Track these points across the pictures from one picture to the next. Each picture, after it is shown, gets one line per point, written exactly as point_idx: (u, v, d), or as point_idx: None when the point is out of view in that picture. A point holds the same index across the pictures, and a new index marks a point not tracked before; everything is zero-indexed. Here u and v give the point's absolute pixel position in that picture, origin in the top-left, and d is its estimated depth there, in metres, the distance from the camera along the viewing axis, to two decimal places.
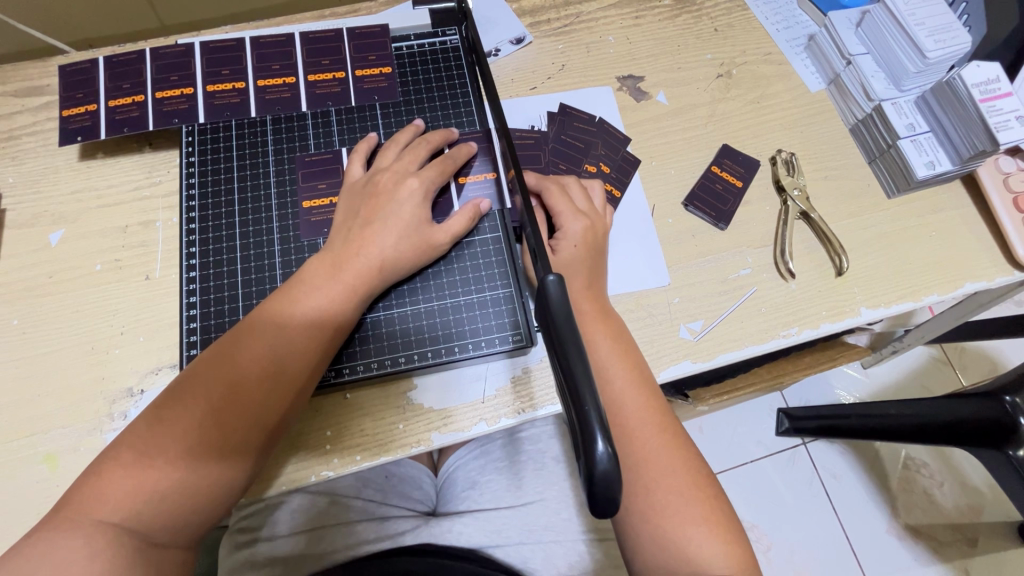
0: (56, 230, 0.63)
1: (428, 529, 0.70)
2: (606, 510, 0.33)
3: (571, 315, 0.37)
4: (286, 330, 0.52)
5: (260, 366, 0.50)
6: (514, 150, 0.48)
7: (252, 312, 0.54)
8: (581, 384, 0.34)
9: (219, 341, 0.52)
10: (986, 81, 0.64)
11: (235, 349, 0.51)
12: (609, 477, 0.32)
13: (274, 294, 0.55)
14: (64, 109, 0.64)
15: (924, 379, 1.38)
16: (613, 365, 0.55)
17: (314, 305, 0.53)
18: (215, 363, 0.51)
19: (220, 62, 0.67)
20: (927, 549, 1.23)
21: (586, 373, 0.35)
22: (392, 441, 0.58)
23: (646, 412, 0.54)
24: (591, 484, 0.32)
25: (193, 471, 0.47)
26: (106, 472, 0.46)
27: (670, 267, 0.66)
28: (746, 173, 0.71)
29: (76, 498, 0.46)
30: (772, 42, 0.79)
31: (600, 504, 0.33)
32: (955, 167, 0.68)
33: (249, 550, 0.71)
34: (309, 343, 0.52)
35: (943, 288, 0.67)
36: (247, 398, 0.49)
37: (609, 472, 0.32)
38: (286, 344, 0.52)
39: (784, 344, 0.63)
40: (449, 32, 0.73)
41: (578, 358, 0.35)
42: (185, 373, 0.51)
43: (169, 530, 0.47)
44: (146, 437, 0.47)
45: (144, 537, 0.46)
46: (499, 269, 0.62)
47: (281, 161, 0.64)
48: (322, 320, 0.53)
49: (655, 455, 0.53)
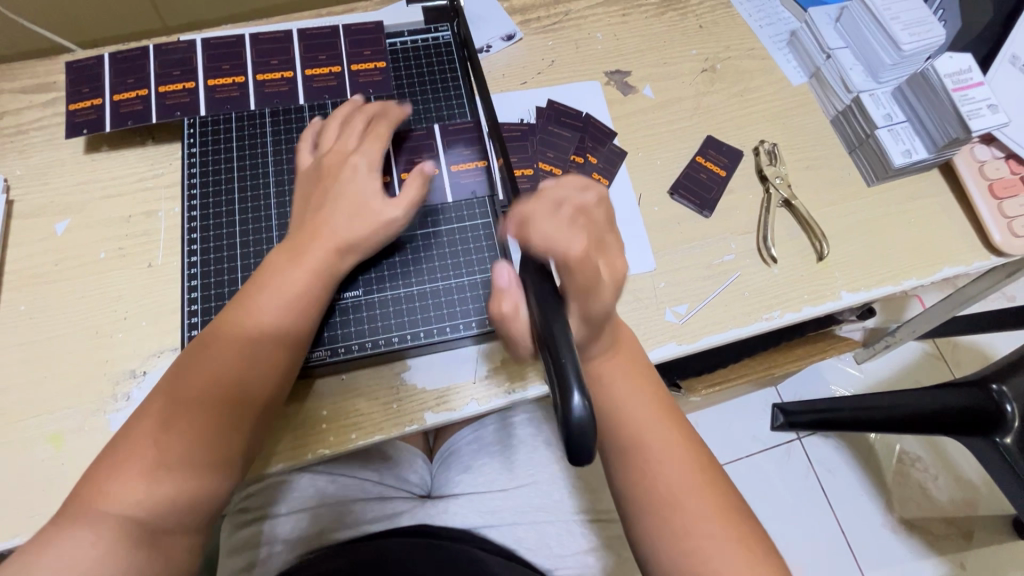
0: (63, 220, 0.66)
1: (424, 510, 0.72)
2: (582, 457, 0.35)
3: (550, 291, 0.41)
4: (263, 319, 0.54)
5: (234, 355, 0.52)
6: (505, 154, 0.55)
7: (226, 308, 0.56)
8: (561, 343, 0.37)
9: (199, 337, 0.55)
10: (958, 72, 0.67)
11: (213, 342, 0.53)
12: (585, 423, 0.34)
13: (246, 286, 0.57)
14: (71, 104, 0.67)
15: (915, 372, 1.40)
16: (621, 386, 0.53)
17: (289, 293, 0.55)
18: (194, 355, 0.53)
19: (221, 57, 0.69)
20: (919, 540, 1.24)
21: (565, 333, 0.38)
22: (388, 420, 0.60)
23: (662, 433, 0.52)
24: (568, 431, 0.34)
25: (188, 454, 0.49)
26: (105, 468, 0.48)
27: (656, 253, 0.68)
28: (730, 163, 0.73)
29: (79, 495, 0.47)
30: (755, 38, 0.81)
31: (578, 452, 0.34)
32: (930, 155, 0.70)
33: (250, 529, 0.73)
34: (285, 329, 0.55)
35: (920, 273, 0.69)
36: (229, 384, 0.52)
37: (582, 416, 0.34)
38: (262, 333, 0.54)
39: (767, 326, 0.66)
40: (440, 28, 0.75)
41: (556, 318, 0.39)
42: (169, 370, 0.53)
43: (171, 515, 0.47)
44: (144, 428, 0.49)
45: (146, 523, 0.46)
46: (489, 252, 0.65)
47: (279, 152, 0.67)
48: (295, 303, 0.55)
49: (679, 480, 0.50)
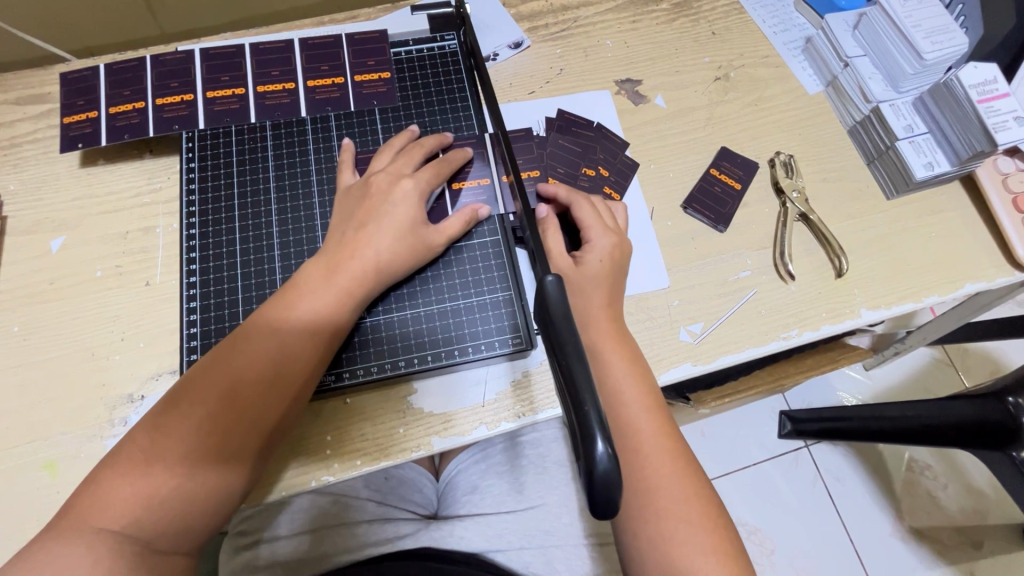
0: (57, 237, 0.64)
1: (429, 532, 0.70)
2: (604, 509, 0.33)
3: (570, 315, 0.38)
4: (284, 335, 0.52)
5: (254, 374, 0.50)
6: (513, 154, 0.48)
7: (249, 319, 0.54)
8: (580, 385, 0.34)
9: (215, 349, 0.52)
10: (984, 82, 0.64)
11: (233, 356, 0.51)
12: (609, 476, 0.32)
13: (273, 297, 0.55)
14: (66, 117, 0.65)
15: (926, 380, 1.38)
16: (627, 388, 0.55)
17: (312, 310, 0.53)
18: (213, 368, 0.51)
19: (220, 68, 0.67)
20: (931, 552, 1.22)
21: (585, 373, 0.35)
22: (392, 447, 0.58)
23: (660, 436, 0.55)
24: (591, 483, 0.33)
25: (191, 478, 0.47)
26: (104, 483, 0.46)
27: (670, 270, 0.66)
28: (745, 175, 0.71)
29: (77, 506, 0.46)
30: (769, 45, 0.79)
31: (601, 505, 0.33)
32: (953, 167, 0.68)
33: (251, 552, 0.71)
34: (307, 347, 0.52)
35: (942, 289, 0.67)
36: (247, 404, 0.50)
37: (607, 473, 0.32)
38: (285, 350, 0.52)
39: (784, 346, 0.63)
40: (446, 37, 0.73)
41: (575, 354, 0.36)
42: (183, 380, 0.51)
43: (170, 537, 0.46)
44: (147, 445, 0.48)
45: (146, 545, 0.45)
46: (498, 271, 0.62)
47: (281, 167, 0.64)
48: (319, 325, 0.53)
49: (668, 482, 0.53)
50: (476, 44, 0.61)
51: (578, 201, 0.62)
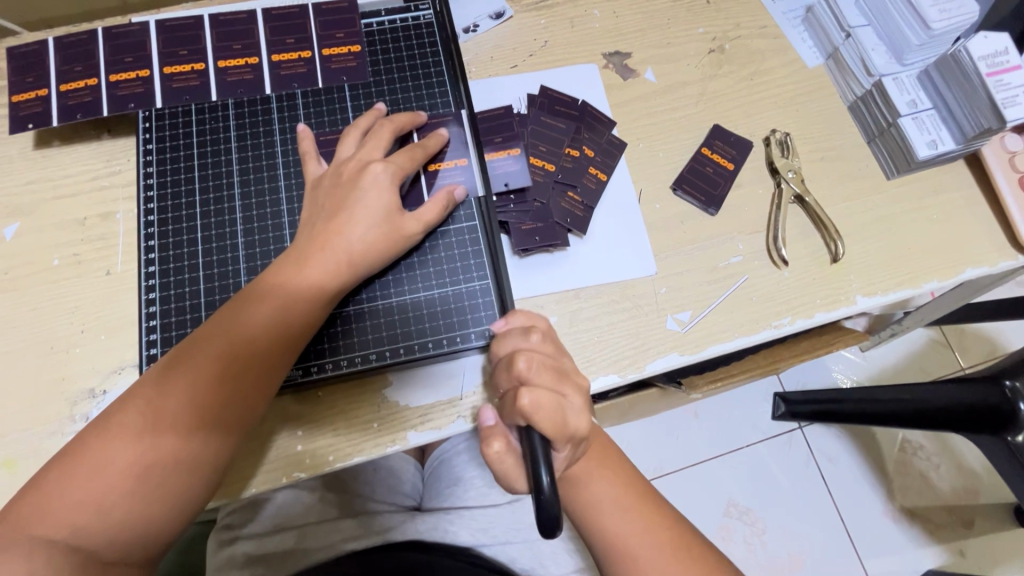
0: (11, 224, 0.60)
1: (415, 525, 0.68)
2: (549, 530, 0.41)
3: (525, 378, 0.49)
4: (270, 326, 0.50)
5: (239, 365, 0.48)
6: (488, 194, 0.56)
7: (236, 299, 0.51)
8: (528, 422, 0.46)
9: (201, 328, 0.50)
10: (994, 53, 0.60)
11: (220, 341, 0.49)
12: (549, 498, 0.41)
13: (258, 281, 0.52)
14: (14, 95, 0.61)
15: (922, 362, 1.36)
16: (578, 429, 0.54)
17: (296, 301, 0.51)
18: (200, 351, 0.48)
19: (178, 42, 0.63)
20: (921, 532, 1.22)
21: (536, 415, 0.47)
22: (366, 442, 0.56)
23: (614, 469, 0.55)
24: (537, 504, 0.41)
25: (156, 474, 0.45)
26: (66, 473, 0.44)
27: (657, 255, 0.63)
28: (738, 155, 0.67)
29: (21, 511, 0.43)
30: (767, 14, 0.74)
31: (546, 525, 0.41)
32: (958, 145, 0.64)
33: (229, 548, 0.69)
34: (292, 342, 0.51)
35: (942, 274, 0.64)
36: (229, 397, 0.48)
37: (550, 501, 0.41)
38: (272, 343, 0.50)
39: (776, 335, 0.61)
40: (421, 6, 0.68)
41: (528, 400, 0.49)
42: (168, 358, 0.49)
43: (121, 543, 0.45)
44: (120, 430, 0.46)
45: (94, 554, 0.43)
46: (475, 259, 0.59)
47: (244, 148, 0.61)
48: (301, 319, 0.51)
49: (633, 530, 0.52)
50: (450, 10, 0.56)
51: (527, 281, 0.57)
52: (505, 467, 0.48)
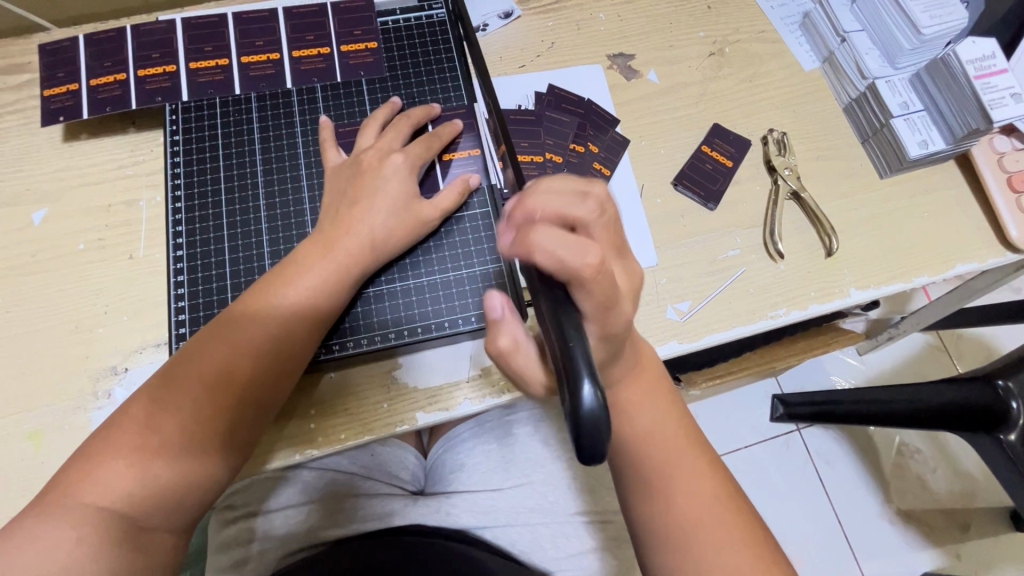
0: (40, 209, 0.63)
1: (417, 510, 0.71)
2: (592, 454, 0.31)
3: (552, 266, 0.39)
4: (297, 304, 0.52)
5: (267, 341, 0.51)
6: (506, 129, 0.51)
7: (264, 280, 0.54)
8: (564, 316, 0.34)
9: (229, 309, 0.53)
10: (982, 57, 0.63)
11: (248, 318, 0.51)
12: (597, 419, 0.30)
13: (283, 264, 0.55)
14: (46, 88, 0.64)
15: (918, 364, 1.38)
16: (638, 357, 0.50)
17: (320, 281, 0.53)
18: (230, 328, 0.51)
19: (202, 38, 0.66)
20: (918, 533, 1.24)
21: (573, 318, 0.34)
22: (377, 421, 0.58)
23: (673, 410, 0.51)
24: (576, 425, 0.31)
25: (191, 445, 0.48)
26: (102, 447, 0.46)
27: (658, 247, 0.66)
28: (737, 153, 0.70)
29: (62, 483, 0.45)
30: (766, 19, 0.77)
31: (588, 449, 0.31)
32: (948, 145, 0.67)
33: (242, 525, 0.71)
34: (317, 320, 0.53)
35: (932, 269, 0.66)
36: (258, 371, 0.50)
37: (595, 413, 0.30)
38: (299, 320, 0.52)
39: (771, 325, 0.63)
40: (434, 6, 0.71)
41: (562, 298, 0.35)
42: (199, 336, 0.51)
43: (159, 512, 0.46)
44: (155, 403, 0.48)
45: (136, 523, 0.45)
46: (488, 245, 0.62)
47: (267, 139, 0.63)
48: (325, 297, 0.54)
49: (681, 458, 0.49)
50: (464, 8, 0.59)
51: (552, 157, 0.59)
52: (498, 349, 0.44)
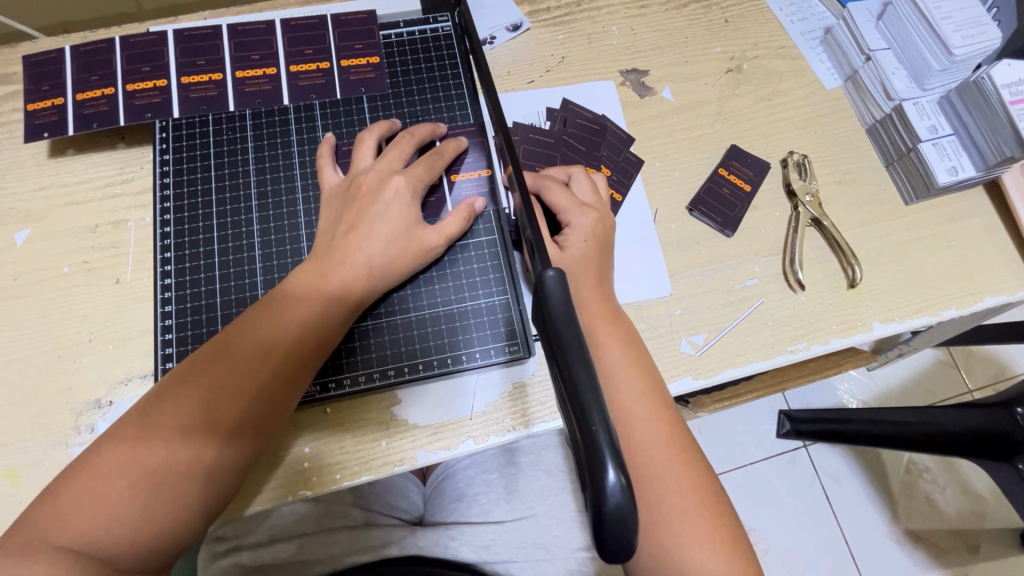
0: (22, 230, 0.60)
1: (415, 541, 0.68)
2: (618, 547, 0.29)
3: (572, 315, 0.33)
4: (288, 337, 0.49)
5: (256, 376, 0.48)
6: (514, 151, 0.43)
7: (255, 307, 0.51)
8: (583, 389, 0.31)
9: (217, 338, 0.49)
10: (1017, 82, 0.59)
11: (237, 351, 0.48)
12: (622, 510, 0.28)
13: (275, 292, 0.52)
14: (30, 103, 0.60)
15: (930, 383, 1.35)
16: (622, 372, 0.52)
17: (314, 311, 0.50)
18: (216, 361, 0.48)
19: (195, 52, 0.62)
20: (928, 557, 1.20)
21: (593, 386, 0.31)
22: (375, 460, 0.55)
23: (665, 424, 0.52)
24: (600, 517, 0.28)
25: (172, 486, 0.44)
26: (79, 486, 0.43)
27: (673, 276, 0.62)
28: (755, 176, 0.67)
29: (33, 523, 0.42)
30: (786, 35, 0.74)
31: (612, 543, 0.29)
32: (978, 172, 0.64)
33: (228, 559, 0.67)
34: (311, 353, 0.50)
35: (960, 302, 0.63)
36: (246, 407, 0.47)
37: (620, 507, 0.28)
38: (289, 353, 0.49)
39: (791, 360, 0.60)
40: (439, 18, 0.68)
41: (580, 361, 0.31)
42: (184, 367, 0.48)
43: (137, 557, 0.43)
44: (136, 438, 0.45)
45: (109, 564, 0.42)
46: (494, 274, 0.59)
47: (262, 159, 0.60)
48: (318, 329, 0.50)
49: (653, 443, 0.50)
50: (471, 22, 0.56)
51: (549, 188, 0.58)
52: None
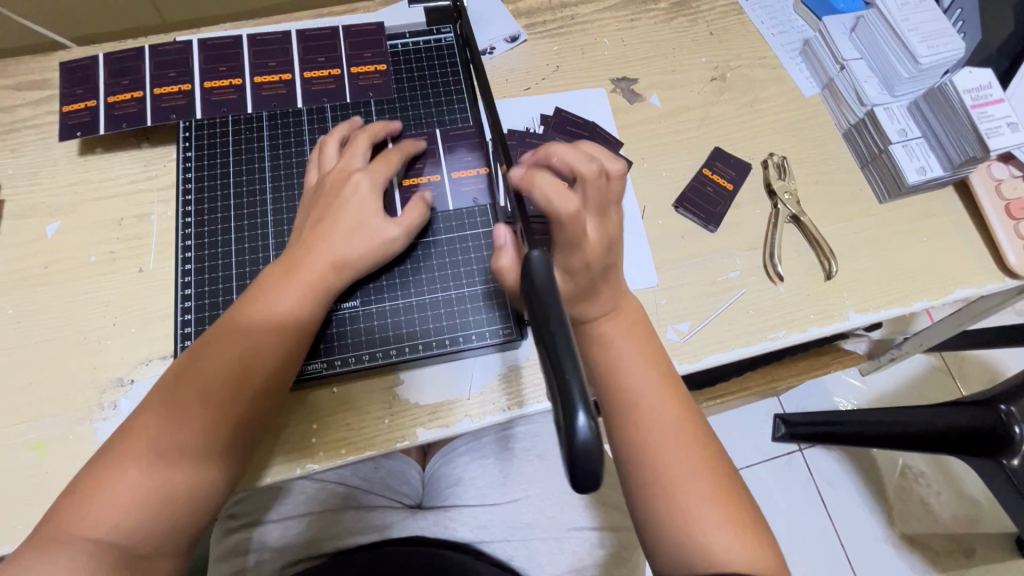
0: (53, 222, 0.64)
1: (415, 522, 0.70)
2: (586, 484, 0.32)
3: (554, 288, 0.37)
4: (260, 325, 0.52)
5: (232, 365, 0.51)
6: (499, 124, 0.49)
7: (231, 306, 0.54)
8: (561, 343, 0.34)
9: (198, 339, 0.53)
10: (978, 87, 0.64)
11: (211, 345, 0.51)
12: (589, 446, 0.31)
13: (248, 290, 0.55)
14: (65, 105, 0.65)
15: (922, 387, 1.37)
16: (637, 367, 0.54)
17: (284, 298, 0.53)
18: (194, 359, 0.51)
19: (217, 59, 0.68)
20: (922, 558, 1.22)
21: (568, 345, 0.34)
22: (378, 436, 0.58)
23: (686, 462, 0.51)
24: (570, 455, 0.31)
25: (169, 474, 0.48)
26: (84, 489, 0.47)
27: (659, 268, 0.66)
28: (737, 176, 0.71)
29: (54, 519, 0.46)
30: (767, 46, 0.79)
31: (581, 477, 0.32)
32: (946, 172, 0.68)
33: (244, 534, 0.71)
34: (278, 337, 0.53)
35: (932, 294, 0.67)
36: (225, 394, 0.50)
37: (586, 441, 0.31)
38: (261, 339, 0.52)
39: (771, 347, 0.64)
40: (443, 30, 0.73)
41: (559, 324, 0.35)
42: (170, 370, 0.51)
43: (153, 541, 0.47)
44: (132, 436, 0.48)
45: (127, 551, 0.46)
46: (490, 263, 0.63)
47: (276, 155, 0.65)
48: (291, 316, 0.53)
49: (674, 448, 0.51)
50: (472, 34, 0.61)
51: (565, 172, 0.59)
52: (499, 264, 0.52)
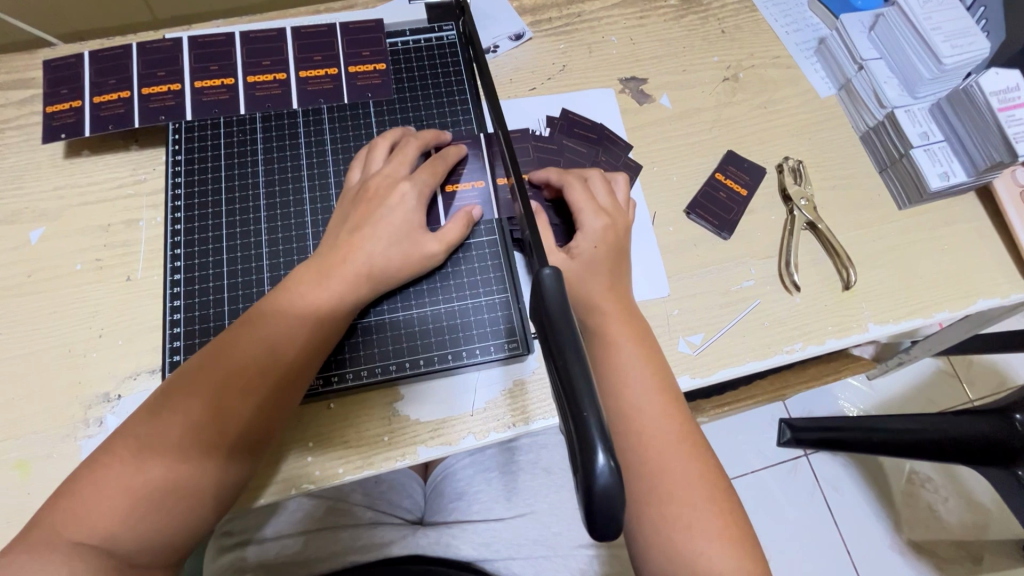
0: (36, 228, 0.61)
1: (416, 540, 0.68)
2: (606, 529, 0.30)
3: (567, 308, 0.35)
4: (287, 327, 0.51)
5: (258, 368, 0.49)
6: (513, 154, 0.44)
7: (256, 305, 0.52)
8: (577, 376, 0.32)
9: (220, 337, 0.51)
10: (1005, 89, 0.61)
11: (235, 343, 0.49)
12: (610, 493, 0.29)
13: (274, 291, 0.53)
14: (49, 105, 0.63)
15: (931, 392, 1.35)
16: (633, 371, 0.53)
17: (314, 301, 0.52)
18: (217, 358, 0.49)
19: (209, 57, 0.65)
20: (930, 566, 1.20)
21: (585, 376, 0.32)
22: (377, 454, 0.55)
23: (678, 470, 0.50)
24: (589, 499, 0.29)
25: (180, 482, 0.45)
26: (87, 490, 0.44)
27: (671, 277, 0.64)
28: (751, 181, 0.68)
29: (50, 521, 0.43)
30: (781, 45, 0.76)
31: (600, 522, 0.30)
32: (969, 177, 0.65)
33: (238, 552, 0.69)
34: (308, 343, 0.51)
35: (954, 303, 0.64)
36: (248, 400, 0.48)
37: (607, 485, 0.29)
38: (286, 343, 0.50)
39: (787, 359, 0.61)
40: (444, 28, 0.70)
41: (575, 354, 0.33)
42: (191, 366, 0.49)
43: (151, 552, 0.44)
44: (145, 435, 0.46)
45: (126, 559, 0.43)
46: (495, 274, 0.60)
47: (270, 159, 0.62)
48: (319, 320, 0.52)
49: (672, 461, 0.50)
50: (476, 34, 0.58)
51: (573, 183, 0.60)
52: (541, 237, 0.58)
